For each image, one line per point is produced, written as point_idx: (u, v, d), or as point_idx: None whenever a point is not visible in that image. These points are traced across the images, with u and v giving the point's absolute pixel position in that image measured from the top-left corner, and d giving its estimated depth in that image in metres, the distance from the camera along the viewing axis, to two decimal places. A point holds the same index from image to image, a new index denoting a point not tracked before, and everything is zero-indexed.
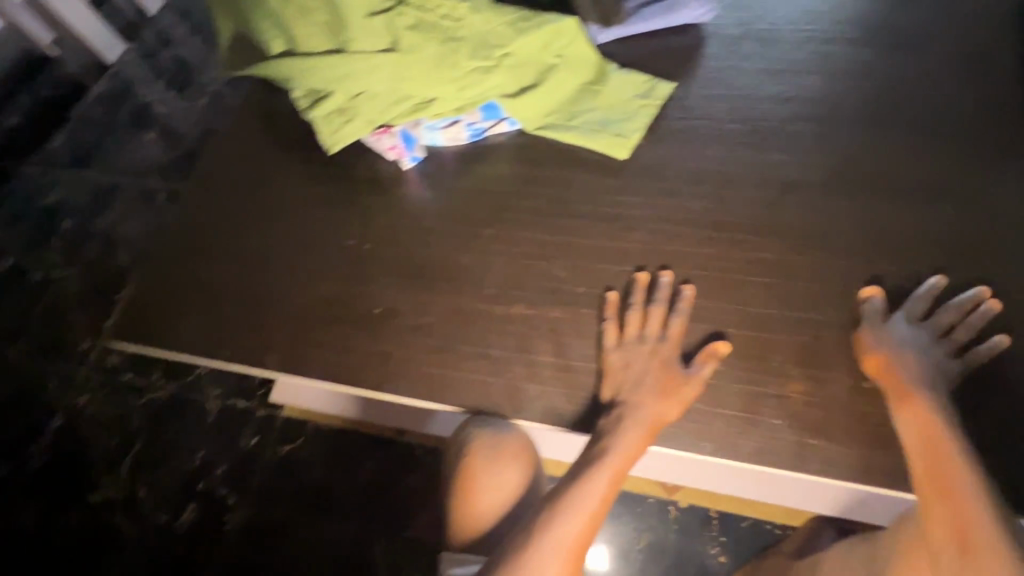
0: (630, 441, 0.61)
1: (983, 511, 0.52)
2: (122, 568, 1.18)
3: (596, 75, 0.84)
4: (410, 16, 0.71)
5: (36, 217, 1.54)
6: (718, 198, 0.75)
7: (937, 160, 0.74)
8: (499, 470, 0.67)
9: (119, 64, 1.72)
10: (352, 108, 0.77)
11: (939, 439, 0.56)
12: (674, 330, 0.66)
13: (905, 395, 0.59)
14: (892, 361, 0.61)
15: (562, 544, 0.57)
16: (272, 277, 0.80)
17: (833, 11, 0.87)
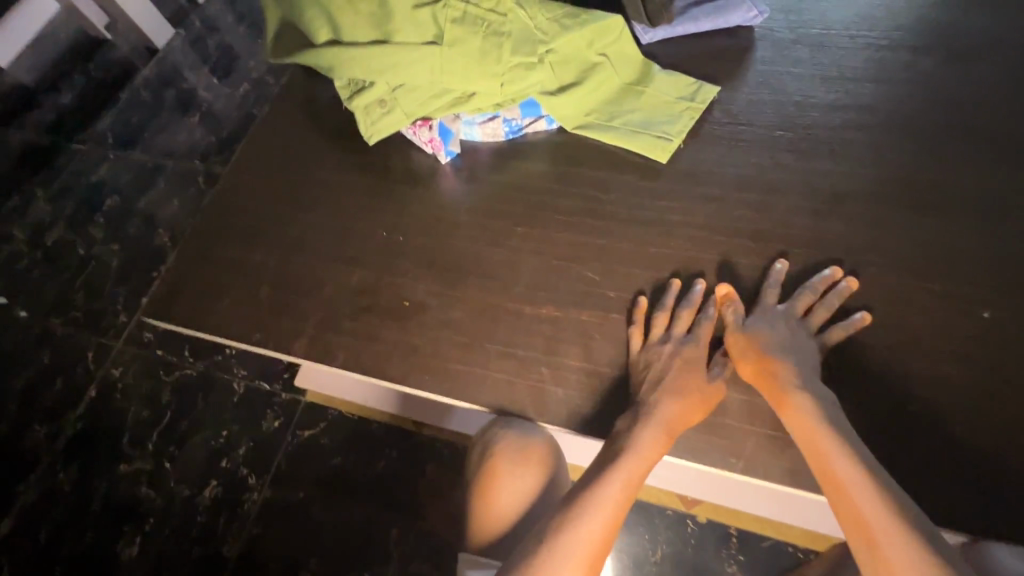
0: (649, 444, 0.59)
1: (874, 497, 0.50)
2: (147, 537, 1.22)
3: (640, 76, 0.82)
4: (458, 10, 0.71)
5: (83, 194, 1.59)
6: (762, 206, 0.72)
7: (1003, 175, 0.70)
8: (521, 473, 0.66)
9: (168, 49, 1.76)
10: (392, 99, 0.77)
11: (820, 440, 0.54)
12: (705, 330, 0.64)
13: (780, 391, 0.57)
14: (764, 360, 0.59)
15: (581, 550, 0.55)
16: (303, 264, 0.81)
17: (893, 16, 0.83)
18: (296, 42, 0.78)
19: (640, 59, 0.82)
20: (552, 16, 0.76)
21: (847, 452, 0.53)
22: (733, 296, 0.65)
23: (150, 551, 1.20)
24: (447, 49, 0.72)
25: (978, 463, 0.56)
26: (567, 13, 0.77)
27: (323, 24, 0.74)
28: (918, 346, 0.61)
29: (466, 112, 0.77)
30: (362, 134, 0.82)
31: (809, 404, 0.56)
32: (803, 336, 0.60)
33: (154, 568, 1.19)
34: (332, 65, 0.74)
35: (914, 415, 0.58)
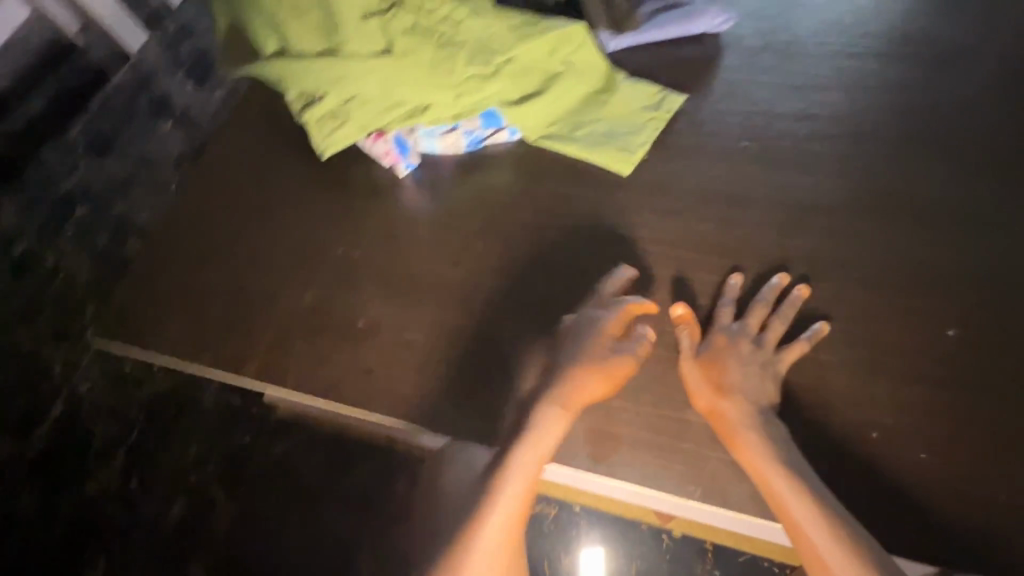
0: (545, 434, 0.59)
1: (825, 530, 0.51)
2: (113, 558, 1.19)
3: (605, 84, 0.80)
4: (408, 21, 0.69)
5: (52, 204, 1.55)
6: (725, 220, 0.70)
7: (969, 188, 0.68)
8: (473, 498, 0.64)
9: (141, 55, 1.72)
10: (346, 113, 0.74)
11: (764, 471, 0.53)
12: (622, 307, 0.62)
13: (732, 428, 0.55)
14: (717, 392, 0.57)
15: (489, 550, 0.58)
16: (258, 282, 0.78)
17: (863, 22, 0.81)
18: (245, 53, 0.75)
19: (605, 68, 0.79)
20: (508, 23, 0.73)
21: (795, 486, 0.52)
22: (690, 317, 0.61)
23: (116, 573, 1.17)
24: (399, 61, 0.70)
25: (941, 489, 0.54)
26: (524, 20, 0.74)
27: (272, 36, 0.72)
28: (885, 366, 0.59)
29: (423, 125, 0.75)
30: (316, 148, 0.78)
31: (756, 436, 0.54)
32: (755, 357, 0.59)
33: None
34: (282, 79, 0.72)
35: (876, 439, 0.56)
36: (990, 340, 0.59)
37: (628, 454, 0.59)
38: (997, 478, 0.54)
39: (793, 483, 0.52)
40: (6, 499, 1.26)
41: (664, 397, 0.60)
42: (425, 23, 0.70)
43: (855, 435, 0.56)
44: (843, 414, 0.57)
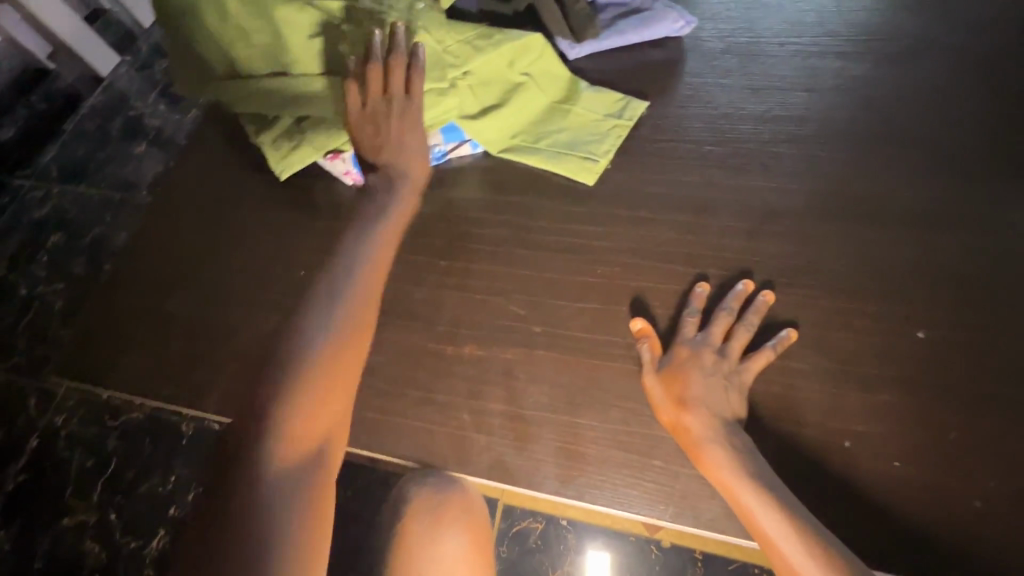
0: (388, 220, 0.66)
1: (796, 542, 0.48)
2: None
3: (566, 94, 0.78)
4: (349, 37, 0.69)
5: (24, 232, 1.52)
6: (691, 227, 0.68)
7: (935, 185, 0.67)
8: (437, 538, 0.62)
9: (113, 77, 1.67)
10: (300, 134, 0.73)
11: (726, 479, 0.52)
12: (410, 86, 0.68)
13: (696, 444, 0.54)
14: (681, 406, 0.56)
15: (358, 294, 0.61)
16: (221, 309, 0.76)
17: (823, 21, 0.80)
18: (201, 82, 0.75)
19: (566, 74, 0.78)
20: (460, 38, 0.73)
21: (761, 500, 0.50)
22: (649, 331, 0.61)
23: None
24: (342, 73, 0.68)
25: (915, 497, 0.52)
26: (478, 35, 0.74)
27: (225, 63, 0.73)
28: (855, 372, 0.57)
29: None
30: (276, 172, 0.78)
31: (721, 452, 0.53)
32: (719, 368, 0.57)
33: None
34: (233, 102, 0.72)
35: (848, 448, 0.55)
36: (960, 341, 0.58)
37: (597, 474, 0.57)
38: (970, 483, 0.52)
39: (759, 495, 0.51)
40: None
41: (632, 413, 0.59)
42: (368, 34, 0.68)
43: (826, 445, 0.55)
44: (813, 423, 0.56)
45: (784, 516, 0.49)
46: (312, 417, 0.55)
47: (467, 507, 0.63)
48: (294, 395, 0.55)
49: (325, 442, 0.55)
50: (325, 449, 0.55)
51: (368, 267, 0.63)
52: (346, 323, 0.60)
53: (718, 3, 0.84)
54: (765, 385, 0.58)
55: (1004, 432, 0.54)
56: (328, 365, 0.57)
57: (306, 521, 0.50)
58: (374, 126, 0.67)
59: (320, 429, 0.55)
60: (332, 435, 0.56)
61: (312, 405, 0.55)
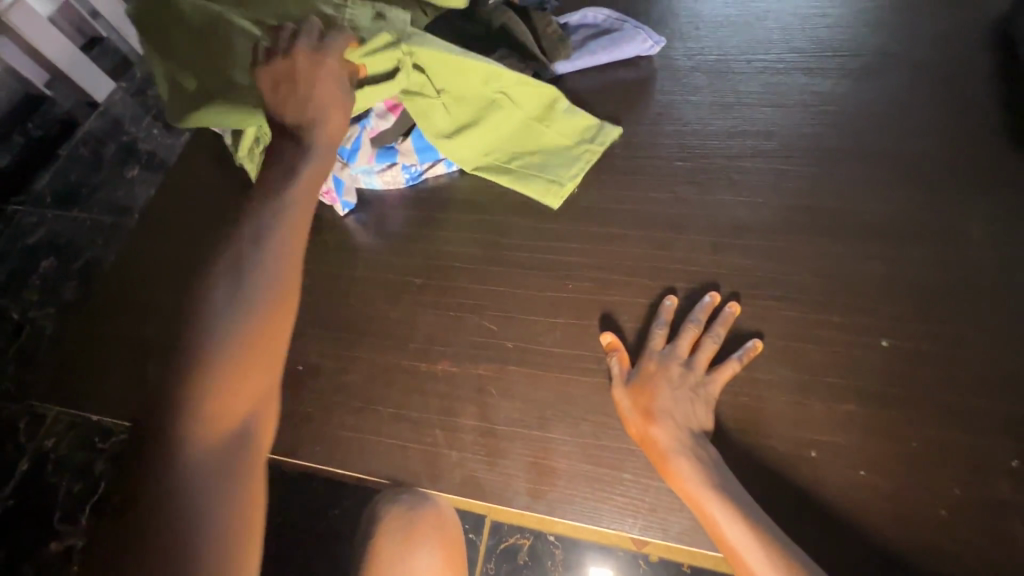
0: (306, 184, 0.58)
1: (759, 550, 0.49)
2: None
3: (545, 108, 0.76)
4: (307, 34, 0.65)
5: (19, 258, 1.54)
6: (661, 242, 0.70)
7: (897, 196, 0.69)
8: (410, 560, 0.61)
9: (108, 103, 1.69)
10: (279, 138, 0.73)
11: (694, 488, 0.52)
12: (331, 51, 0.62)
13: (662, 456, 0.54)
14: (648, 419, 0.56)
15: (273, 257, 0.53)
16: None
17: (788, 38, 0.83)
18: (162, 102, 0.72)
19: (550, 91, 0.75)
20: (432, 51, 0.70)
21: (726, 510, 0.51)
22: (618, 344, 0.62)
23: None
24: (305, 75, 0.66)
25: (880, 506, 0.53)
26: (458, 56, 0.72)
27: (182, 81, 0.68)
28: (821, 382, 0.58)
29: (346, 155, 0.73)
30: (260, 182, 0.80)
31: (688, 464, 0.53)
32: (685, 380, 0.58)
33: None
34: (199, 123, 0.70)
35: (814, 458, 0.55)
36: (924, 350, 0.59)
37: (567, 489, 0.58)
38: (933, 491, 0.53)
39: (724, 504, 0.51)
40: None
41: (602, 427, 0.60)
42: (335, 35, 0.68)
43: (793, 455, 0.55)
44: (779, 433, 0.56)
45: (747, 525, 0.50)
46: (228, 394, 0.47)
47: (439, 524, 0.62)
48: (207, 380, 0.48)
49: (250, 424, 0.48)
50: (254, 428, 0.48)
51: (290, 233, 0.55)
52: (264, 290, 0.52)
53: (688, 22, 0.87)
54: (733, 397, 0.58)
55: (966, 440, 0.55)
56: (245, 338, 0.50)
57: (230, 515, 0.44)
58: (286, 93, 0.61)
59: (240, 410, 0.48)
60: (258, 414, 0.49)
61: (227, 386, 0.48)
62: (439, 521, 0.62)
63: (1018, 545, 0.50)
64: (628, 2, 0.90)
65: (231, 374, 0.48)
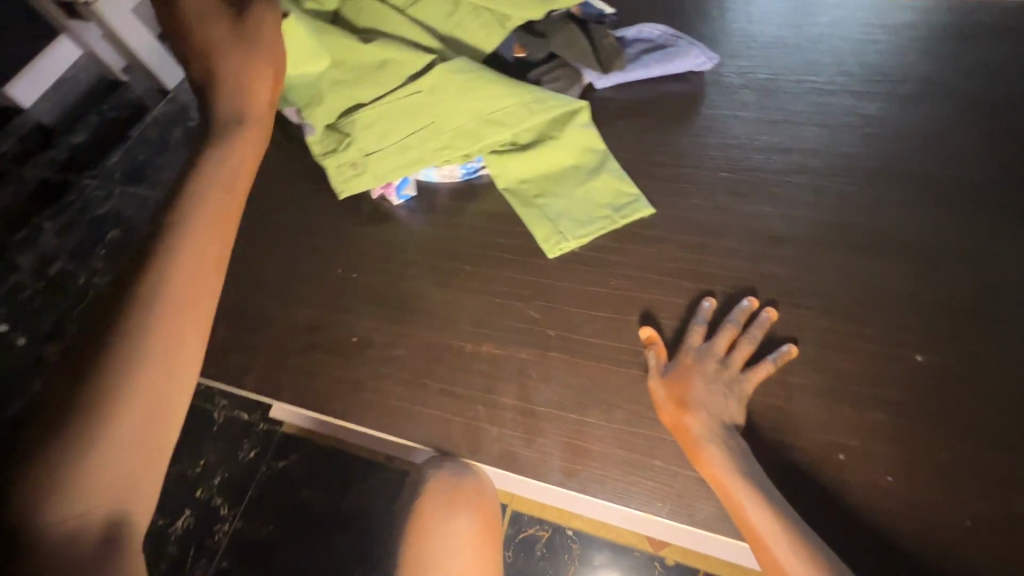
0: (226, 181, 0.49)
1: (782, 538, 0.51)
2: None
3: (592, 163, 0.80)
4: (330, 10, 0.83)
5: (88, 225, 1.60)
6: (702, 248, 0.73)
7: (941, 218, 0.71)
8: (451, 516, 0.66)
9: (178, 90, 1.76)
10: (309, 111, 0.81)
11: (722, 477, 0.55)
12: None
13: (694, 443, 0.57)
14: (683, 409, 0.59)
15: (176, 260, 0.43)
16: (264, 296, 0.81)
17: (838, 61, 0.85)
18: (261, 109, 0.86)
19: (564, 106, 0.78)
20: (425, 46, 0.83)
21: (754, 497, 0.53)
22: (656, 338, 0.66)
23: None
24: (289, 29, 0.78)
25: (905, 511, 0.55)
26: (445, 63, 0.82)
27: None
28: (852, 390, 0.60)
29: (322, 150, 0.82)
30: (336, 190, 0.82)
31: (718, 453, 0.56)
32: (721, 376, 0.61)
33: None
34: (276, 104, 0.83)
35: (841, 460, 0.57)
36: (957, 367, 0.60)
37: (599, 470, 0.61)
38: (960, 503, 0.54)
39: (751, 492, 0.53)
40: None
41: (635, 414, 0.63)
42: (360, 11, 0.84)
43: (818, 455, 0.58)
44: (808, 433, 0.59)
45: (772, 513, 0.52)
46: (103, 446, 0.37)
47: (480, 495, 0.66)
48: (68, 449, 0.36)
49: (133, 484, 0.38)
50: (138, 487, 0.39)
51: (203, 231, 0.45)
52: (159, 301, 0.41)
53: (740, 42, 0.90)
54: (764, 396, 0.61)
55: (994, 457, 0.56)
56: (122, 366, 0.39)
57: None
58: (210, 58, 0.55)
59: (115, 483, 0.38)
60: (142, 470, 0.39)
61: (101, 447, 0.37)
62: (483, 489, 0.66)
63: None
64: (681, 21, 0.94)
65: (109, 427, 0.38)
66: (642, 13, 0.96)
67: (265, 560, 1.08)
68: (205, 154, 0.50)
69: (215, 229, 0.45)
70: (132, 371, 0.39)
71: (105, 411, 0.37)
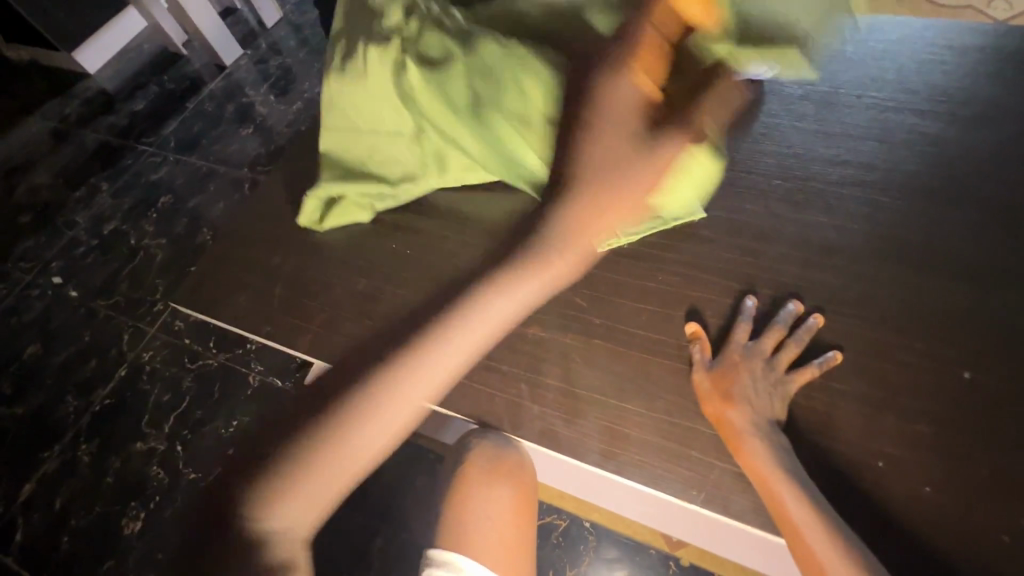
0: (495, 313, 0.61)
1: (821, 535, 0.52)
2: (127, 550, 1.09)
3: None
4: (381, 23, 0.80)
5: (142, 190, 1.59)
6: (751, 251, 0.74)
7: (1001, 241, 0.70)
8: (491, 488, 0.68)
9: (234, 66, 1.81)
10: (448, 154, 0.82)
11: (765, 472, 0.56)
12: (641, 77, 0.63)
13: (736, 438, 0.59)
14: (727, 404, 0.61)
15: (427, 373, 0.58)
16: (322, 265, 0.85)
17: (901, 79, 0.85)
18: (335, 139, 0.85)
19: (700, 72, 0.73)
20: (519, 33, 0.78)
21: (794, 489, 0.55)
22: (701, 335, 0.67)
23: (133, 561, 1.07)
24: (360, 84, 0.79)
25: (945, 523, 0.55)
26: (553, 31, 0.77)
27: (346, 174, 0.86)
28: (894, 401, 0.61)
29: (500, 176, 0.81)
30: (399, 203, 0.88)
31: (760, 445, 0.57)
32: (766, 376, 0.62)
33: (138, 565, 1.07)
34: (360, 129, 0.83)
35: (880, 467, 0.58)
36: (1005, 387, 0.61)
37: (637, 454, 0.63)
38: (1000, 519, 0.55)
39: (790, 487, 0.55)
40: (38, 469, 1.20)
41: (675, 405, 0.65)
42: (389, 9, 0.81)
43: (856, 460, 0.59)
44: (848, 439, 0.60)
45: (809, 510, 0.54)
46: (312, 483, 0.52)
47: (519, 469, 0.69)
48: (295, 474, 0.52)
49: (319, 516, 0.53)
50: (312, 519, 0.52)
51: (450, 354, 0.59)
52: (404, 405, 0.56)
53: None
54: (807, 399, 0.62)
55: None
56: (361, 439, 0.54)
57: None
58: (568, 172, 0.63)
59: (309, 513, 0.52)
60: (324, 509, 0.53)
61: (311, 484, 0.52)
62: (524, 464, 0.69)
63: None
64: None
65: (321, 472, 0.52)
66: None
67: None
68: (497, 272, 0.63)
69: (438, 373, 0.58)
70: (358, 437, 0.54)
71: (325, 461, 0.53)
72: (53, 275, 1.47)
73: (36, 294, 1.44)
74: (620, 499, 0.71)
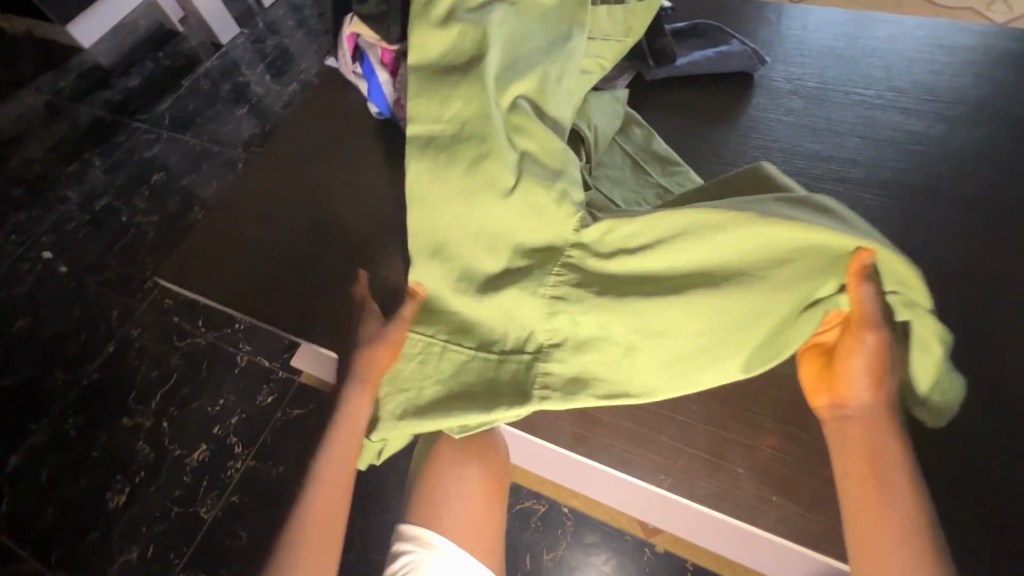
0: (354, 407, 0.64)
1: (913, 515, 0.50)
2: (112, 523, 1.10)
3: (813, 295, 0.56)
4: (512, 232, 0.66)
5: (134, 167, 1.58)
6: None
7: (977, 240, 0.72)
8: (461, 466, 0.67)
9: (231, 45, 1.79)
10: (600, 381, 0.62)
11: (889, 488, 0.51)
12: (867, 289, 0.54)
13: (866, 421, 0.54)
14: (875, 370, 0.55)
15: (333, 471, 0.61)
16: (319, 252, 0.89)
17: (890, 76, 0.85)
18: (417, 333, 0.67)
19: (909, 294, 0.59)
20: (793, 268, 0.56)
21: (903, 472, 0.52)
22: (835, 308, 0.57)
23: (117, 534, 1.09)
24: (487, 303, 0.65)
25: None
26: (841, 244, 0.53)
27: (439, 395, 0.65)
28: None
29: (711, 363, 0.59)
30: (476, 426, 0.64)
31: (887, 430, 0.53)
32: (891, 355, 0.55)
33: (123, 538, 1.09)
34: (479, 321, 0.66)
35: None
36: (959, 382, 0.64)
37: (608, 438, 0.66)
38: None
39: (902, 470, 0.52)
40: (23, 442, 1.20)
41: None
42: (509, 218, 0.66)
43: (815, 448, 0.62)
44: (810, 429, 0.63)
45: (913, 513, 0.50)
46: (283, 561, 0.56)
47: (491, 450, 0.69)
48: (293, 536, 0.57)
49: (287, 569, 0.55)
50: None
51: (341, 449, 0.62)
52: (327, 485, 0.60)
53: (795, 48, 0.91)
54: (775, 392, 0.65)
55: (974, 470, 0.60)
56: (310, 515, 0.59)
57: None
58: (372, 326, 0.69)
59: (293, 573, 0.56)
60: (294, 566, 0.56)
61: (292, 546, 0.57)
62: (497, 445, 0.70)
63: (1014, 554, 0.57)
64: (737, 23, 0.96)
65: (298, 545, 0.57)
66: (697, 13, 0.98)
67: (273, 501, 1.09)
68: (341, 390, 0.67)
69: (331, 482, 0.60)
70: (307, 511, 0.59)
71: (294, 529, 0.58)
72: (42, 251, 1.46)
73: (25, 268, 1.44)
74: (595, 483, 0.73)
